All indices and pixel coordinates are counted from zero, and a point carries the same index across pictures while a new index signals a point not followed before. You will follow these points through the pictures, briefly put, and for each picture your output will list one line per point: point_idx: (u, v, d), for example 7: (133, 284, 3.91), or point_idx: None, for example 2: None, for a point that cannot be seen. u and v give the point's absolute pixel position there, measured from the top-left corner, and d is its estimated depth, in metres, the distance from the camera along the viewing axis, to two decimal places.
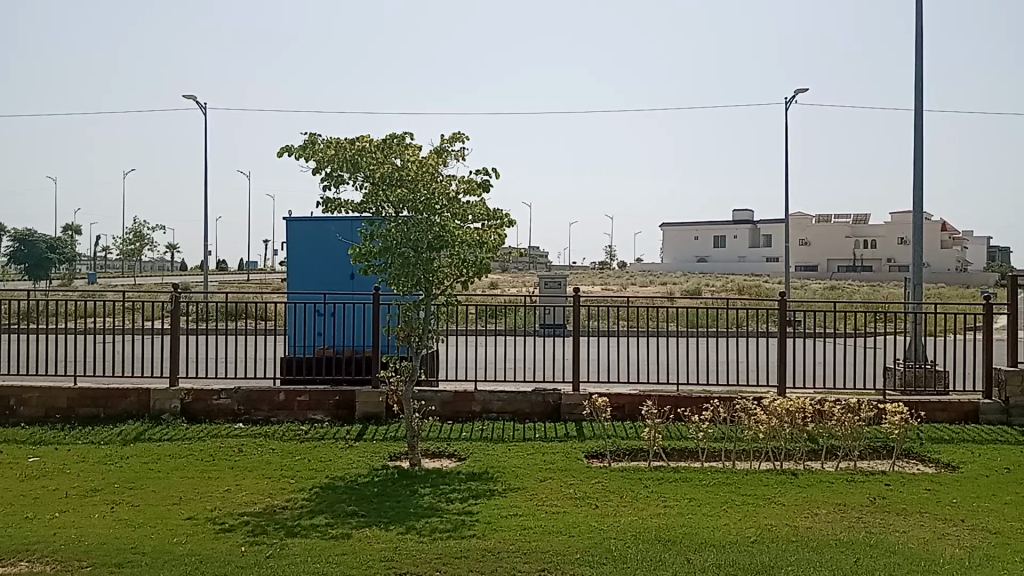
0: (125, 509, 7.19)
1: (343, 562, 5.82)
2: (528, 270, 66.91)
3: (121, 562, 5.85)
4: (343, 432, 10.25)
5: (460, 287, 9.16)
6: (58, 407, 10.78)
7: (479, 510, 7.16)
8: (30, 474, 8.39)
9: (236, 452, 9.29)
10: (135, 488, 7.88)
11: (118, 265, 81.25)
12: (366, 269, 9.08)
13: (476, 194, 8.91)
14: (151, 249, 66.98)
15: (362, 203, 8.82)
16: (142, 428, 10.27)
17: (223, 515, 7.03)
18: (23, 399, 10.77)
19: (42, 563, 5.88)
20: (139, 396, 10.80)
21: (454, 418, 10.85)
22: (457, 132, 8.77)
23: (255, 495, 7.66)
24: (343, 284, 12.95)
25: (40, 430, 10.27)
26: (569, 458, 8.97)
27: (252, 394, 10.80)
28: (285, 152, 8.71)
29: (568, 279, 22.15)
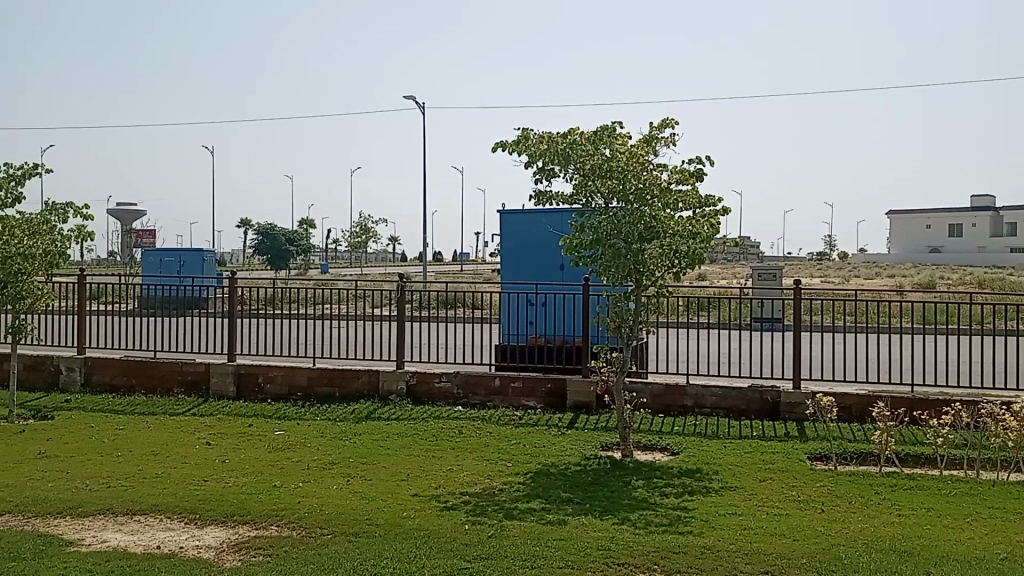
0: (359, 482, 7.74)
1: (562, 547, 5.92)
2: (739, 262, 64.68)
3: (358, 532, 6.30)
4: (556, 420, 10.41)
5: (672, 279, 8.97)
6: (299, 385, 11.78)
7: (696, 506, 7.01)
8: (277, 446, 9.24)
9: (456, 433, 9.71)
10: (367, 463, 8.46)
11: (345, 256, 87.76)
12: (578, 260, 9.15)
13: (688, 183, 8.73)
14: (374, 243, 71.79)
15: (573, 195, 8.91)
16: (371, 408, 11.01)
17: (446, 493, 7.37)
18: (269, 377, 11.88)
19: (289, 528, 6.46)
20: (370, 377, 11.56)
21: (666, 411, 10.69)
22: (667, 119, 8.67)
23: (475, 476, 7.97)
24: (553, 275, 13.14)
25: (285, 407, 11.29)
26: (790, 459, 8.56)
27: (470, 378, 11.24)
28: (498, 148, 9.00)
29: (784, 271, 21.15)
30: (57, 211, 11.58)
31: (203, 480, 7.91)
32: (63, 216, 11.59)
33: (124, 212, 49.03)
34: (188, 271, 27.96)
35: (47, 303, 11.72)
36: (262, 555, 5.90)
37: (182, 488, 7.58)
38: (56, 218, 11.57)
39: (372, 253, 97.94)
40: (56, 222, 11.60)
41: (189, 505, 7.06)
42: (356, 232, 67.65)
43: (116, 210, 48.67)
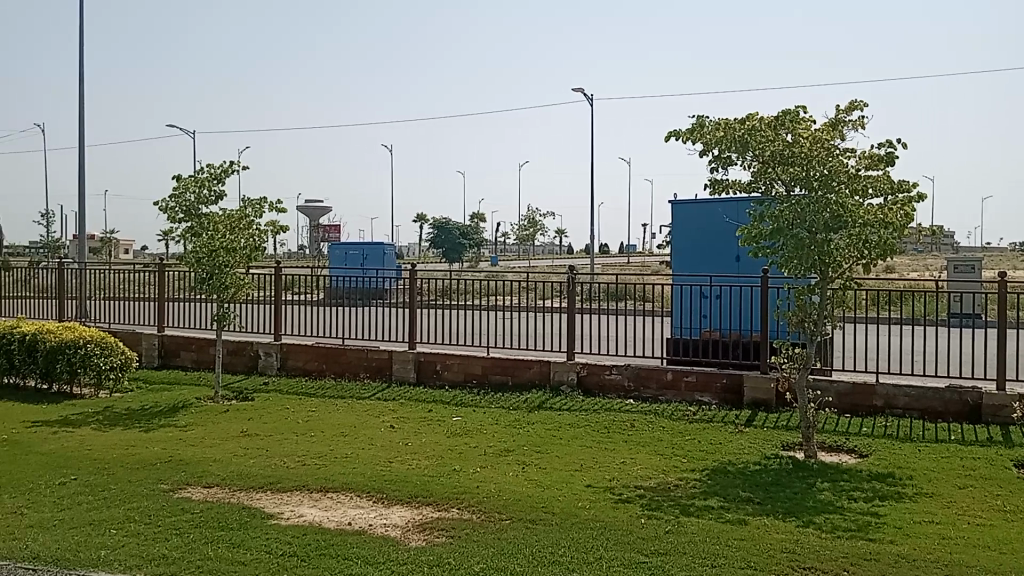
0: (534, 470, 7.87)
1: (743, 547, 5.76)
2: (930, 254, 60.28)
3: (535, 519, 6.41)
4: (732, 416, 10.13)
5: (860, 271, 8.47)
6: (474, 373, 12.12)
7: (886, 512, 6.62)
8: (454, 432, 9.56)
9: (629, 426, 9.66)
10: (541, 452, 8.58)
11: (514, 250, 89.38)
12: (757, 251, 8.82)
13: (878, 168, 8.22)
14: (543, 236, 72.52)
15: (752, 183, 8.60)
16: (544, 398, 11.16)
17: (621, 486, 7.35)
18: (446, 364, 12.30)
19: (469, 512, 6.66)
20: (542, 367, 11.71)
21: (853, 411, 10.14)
22: (855, 101, 8.20)
23: (650, 470, 7.90)
24: (728, 267, 12.77)
25: (461, 394, 11.66)
26: (995, 466, 7.89)
27: (641, 371, 11.14)
28: (671, 136, 8.81)
29: (984, 262, 19.50)
30: (254, 206, 12.49)
31: (388, 461, 8.32)
32: (259, 211, 12.47)
33: (312, 210, 52.30)
34: (370, 264, 29.44)
35: (247, 293, 12.68)
36: (446, 536, 6.12)
37: (369, 469, 8.00)
38: (254, 213, 12.47)
39: (541, 246, 99.02)
40: (253, 217, 12.50)
41: (376, 485, 7.44)
42: (526, 226, 68.75)
43: (306, 207, 52.09)
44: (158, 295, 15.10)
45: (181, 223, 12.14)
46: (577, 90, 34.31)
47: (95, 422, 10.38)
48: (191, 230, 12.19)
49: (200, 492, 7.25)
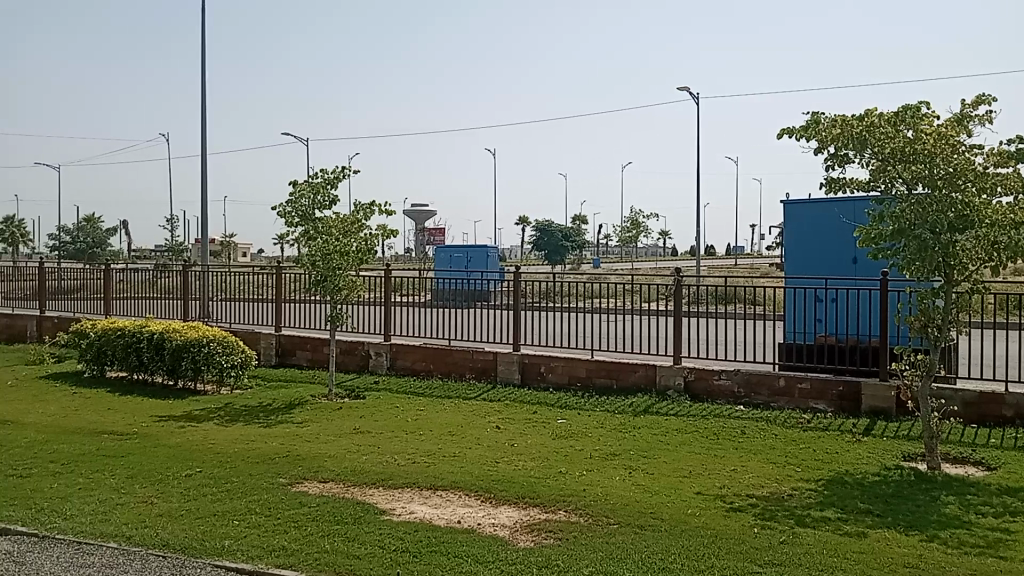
0: (642, 475, 7.80)
1: (863, 561, 5.54)
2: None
3: (644, 524, 6.35)
4: (849, 425, 9.77)
5: (988, 273, 8.06)
6: (579, 375, 12.10)
7: (1019, 529, 6.24)
8: (560, 434, 9.57)
9: (739, 433, 9.45)
10: (649, 457, 8.49)
11: (617, 252, 88.76)
12: (876, 253, 8.46)
13: (1009, 165, 7.77)
14: (646, 237, 71.74)
15: (870, 182, 8.25)
16: (650, 402, 11.04)
17: (732, 494, 7.19)
18: (551, 367, 12.32)
19: (577, 514, 6.66)
20: (648, 371, 11.59)
21: (980, 421, 9.61)
22: (983, 94, 7.78)
23: (762, 478, 7.70)
24: (843, 269, 12.32)
25: (566, 396, 11.67)
26: None
27: (752, 377, 10.88)
28: (784, 133, 8.56)
29: None
30: (365, 210, 12.86)
31: (495, 461, 8.40)
32: (370, 215, 12.81)
33: (418, 213, 53.35)
34: (473, 266, 29.81)
35: (359, 294, 13.06)
36: (554, 538, 6.13)
37: (477, 468, 8.10)
38: (365, 217, 12.84)
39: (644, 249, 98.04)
40: (365, 221, 12.87)
41: (484, 484, 7.53)
42: (628, 228, 68.19)
43: (412, 211, 53.20)
44: (274, 296, 15.72)
45: (296, 227, 12.59)
46: (682, 90, 33.84)
47: (217, 418, 10.88)
48: (306, 235, 12.63)
49: (316, 487, 7.51)
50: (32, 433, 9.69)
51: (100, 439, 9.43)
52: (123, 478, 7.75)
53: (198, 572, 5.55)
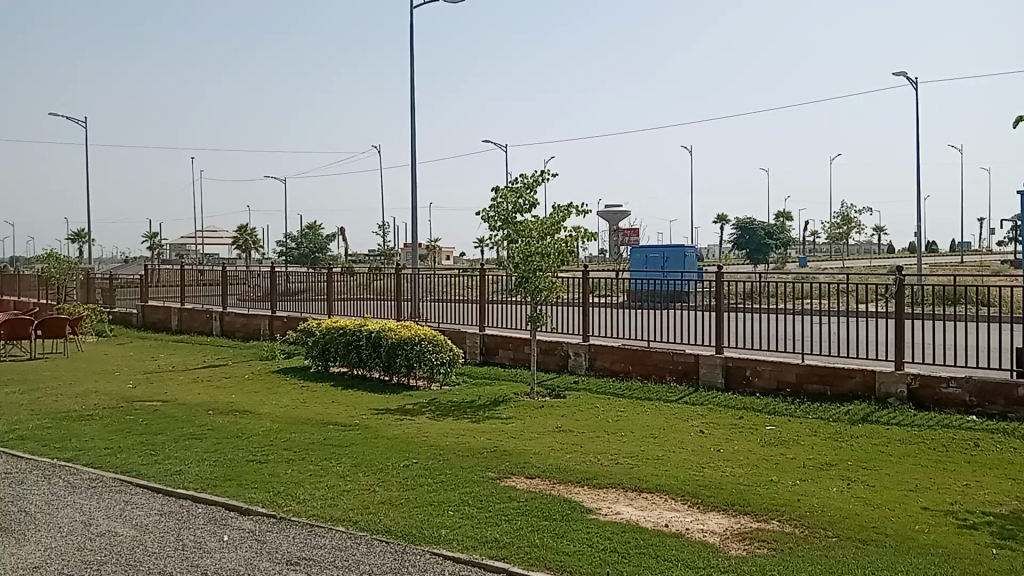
0: (861, 487, 7.35)
1: None
2: None
3: (866, 539, 5.98)
4: None
5: None
6: (789, 380, 11.60)
7: None
8: (769, 441, 9.23)
9: (972, 446, 8.67)
10: (868, 468, 7.99)
11: (824, 250, 84.15)
12: None
13: None
14: (858, 234, 67.48)
15: None
16: (868, 410, 10.39)
17: (966, 511, 6.61)
18: (757, 371, 11.90)
19: (791, 525, 6.39)
20: (865, 376, 10.91)
21: None
22: None
23: (1000, 495, 7.02)
24: None
25: (774, 402, 11.23)
26: None
27: (987, 385, 9.95)
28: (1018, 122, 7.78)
29: None
30: (563, 211, 13.00)
31: (702, 466, 8.24)
32: (568, 216, 12.96)
33: (613, 214, 53.27)
34: (672, 267, 29.38)
35: (559, 295, 13.27)
36: (767, 548, 5.93)
37: (684, 473, 7.98)
38: (563, 218, 12.95)
39: (855, 246, 92.29)
40: (562, 221, 12.98)
41: (691, 489, 7.40)
42: (837, 223, 64.49)
43: (607, 212, 53.21)
44: (478, 297, 16.32)
45: (499, 231, 12.98)
46: (898, 75, 31.54)
47: (429, 412, 11.45)
48: (507, 237, 12.99)
49: (524, 483, 7.71)
50: (268, 423, 10.66)
51: (326, 430, 10.20)
52: (348, 467, 8.34)
53: (418, 558, 5.86)
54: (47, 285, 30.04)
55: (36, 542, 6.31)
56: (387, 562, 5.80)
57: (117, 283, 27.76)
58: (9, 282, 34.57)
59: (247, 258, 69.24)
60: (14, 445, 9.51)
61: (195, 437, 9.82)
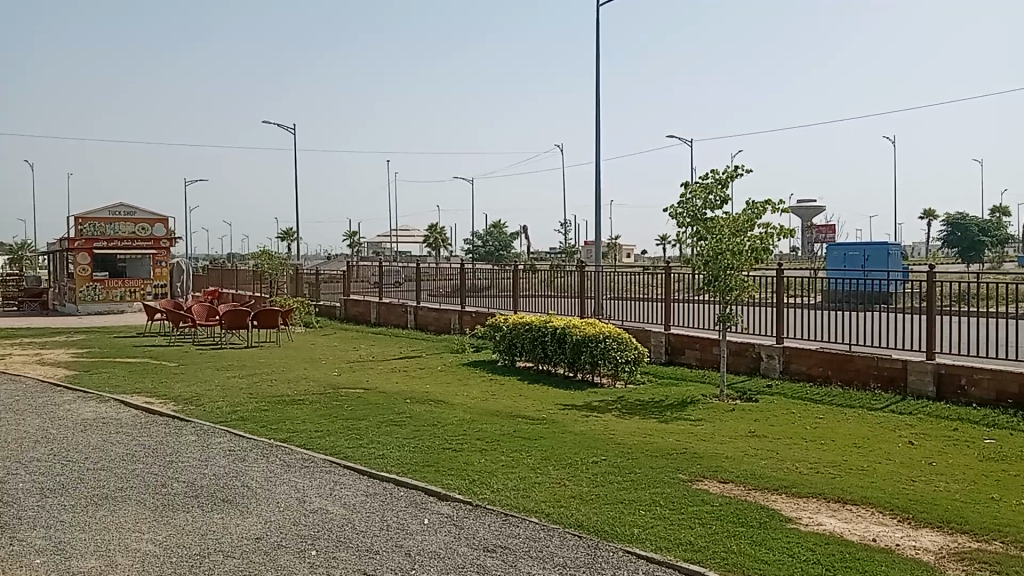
0: None
1: None
2: None
3: None
4: None
5: None
6: (1011, 391, 10.59)
7: None
8: (989, 456, 8.46)
9: None
10: None
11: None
12: None
13: None
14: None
15: None
16: None
17: None
18: (973, 379, 10.95)
19: (1018, 549, 5.83)
20: None
21: None
22: None
23: None
24: None
25: (994, 414, 10.29)
26: None
27: None
28: None
29: None
30: (757, 209, 12.50)
31: (911, 479, 7.69)
32: (763, 213, 12.45)
33: (805, 210, 50.86)
34: (872, 266, 27.65)
35: (751, 294, 12.80)
36: (990, 571, 5.44)
37: (891, 485, 7.48)
38: (757, 216, 12.46)
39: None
40: (756, 219, 12.49)
41: (900, 503, 6.93)
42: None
43: (799, 208, 50.77)
44: (663, 295, 16.11)
45: (688, 228, 12.72)
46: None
47: (616, 410, 11.43)
48: (697, 235, 12.70)
49: (717, 487, 7.52)
50: (461, 413, 11.05)
51: (516, 422, 10.43)
52: (539, 460, 8.48)
53: (611, 555, 5.87)
54: (262, 279, 32.75)
55: (258, 514, 6.89)
56: (581, 556, 5.85)
57: (321, 278, 29.79)
58: (228, 275, 38.02)
59: (437, 256, 72.15)
60: (237, 424, 10.43)
61: (394, 424, 10.36)
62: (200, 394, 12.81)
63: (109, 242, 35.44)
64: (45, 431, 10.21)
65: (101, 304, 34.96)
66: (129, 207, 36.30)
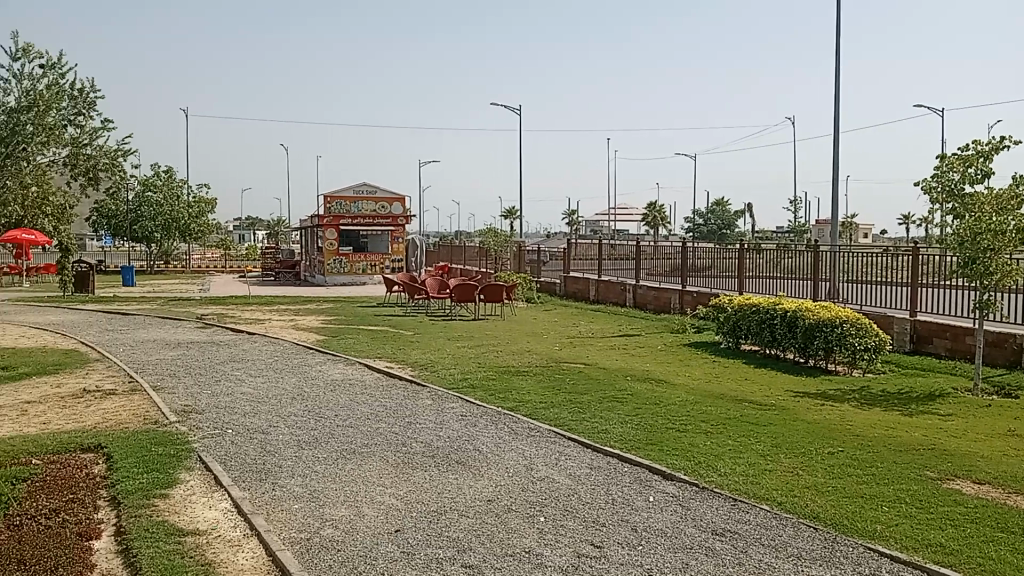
0: None
1: None
2: None
3: None
4: None
5: None
6: None
7: None
8: None
9: None
10: None
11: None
12: None
13: None
14: None
15: None
16: None
17: None
18: None
19: None
20: None
21: None
22: None
23: None
24: None
25: None
26: None
27: None
28: None
29: None
30: None
31: None
32: None
33: None
34: None
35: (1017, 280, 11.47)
36: None
37: None
38: None
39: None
40: None
41: None
42: None
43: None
44: (907, 280, 14.89)
45: (944, 204, 11.64)
46: None
47: (852, 399, 10.75)
48: (954, 212, 11.59)
49: (972, 488, 6.86)
50: (685, 394, 10.87)
51: (743, 406, 10.11)
52: (768, 446, 8.16)
53: (850, 550, 5.55)
54: (488, 255, 34.03)
55: (489, 478, 7.19)
56: (818, 549, 5.57)
57: (544, 255, 30.44)
58: (457, 251, 39.91)
59: (657, 235, 71.32)
60: (468, 391, 10.96)
61: (617, 400, 10.39)
62: (433, 362, 13.56)
63: (352, 220, 38.12)
64: (300, 388, 11.27)
65: (346, 276, 38.11)
66: (371, 186, 38.59)
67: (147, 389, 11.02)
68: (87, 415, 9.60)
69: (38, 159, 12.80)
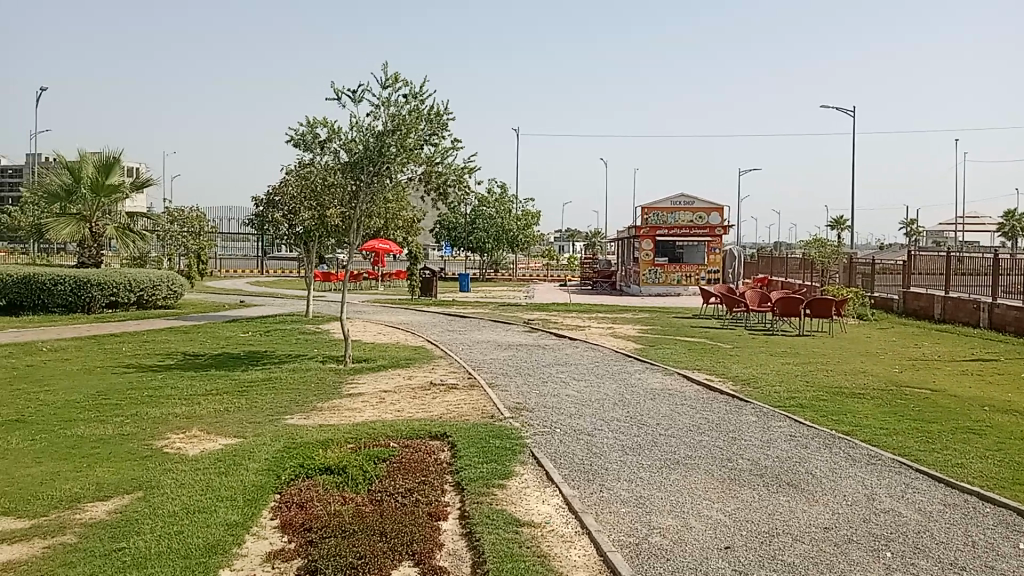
0: None
1: None
2: None
3: None
4: None
5: None
6: None
7: None
8: None
9: None
10: None
11: None
12: None
13: None
14: None
15: None
16: None
17: None
18: None
19: None
20: None
21: None
22: None
23: None
24: None
25: None
26: None
27: None
28: None
29: None
30: None
31: None
32: None
33: None
34: None
35: None
36: None
37: None
38: None
39: None
40: None
41: None
42: None
43: None
44: None
45: None
46: None
47: None
48: None
49: None
50: None
51: None
52: None
53: None
54: (814, 268, 32.15)
55: (825, 504, 6.72)
56: None
57: (878, 268, 28.07)
58: (778, 263, 38.23)
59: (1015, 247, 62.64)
60: (796, 411, 10.39)
61: (974, 433, 9.20)
62: (757, 378, 13.05)
63: (670, 231, 38.10)
64: (622, 395, 11.44)
65: (662, 286, 38.24)
66: (689, 197, 38.24)
67: (483, 386, 11.87)
68: (434, 406, 10.57)
69: (400, 177, 14.38)
